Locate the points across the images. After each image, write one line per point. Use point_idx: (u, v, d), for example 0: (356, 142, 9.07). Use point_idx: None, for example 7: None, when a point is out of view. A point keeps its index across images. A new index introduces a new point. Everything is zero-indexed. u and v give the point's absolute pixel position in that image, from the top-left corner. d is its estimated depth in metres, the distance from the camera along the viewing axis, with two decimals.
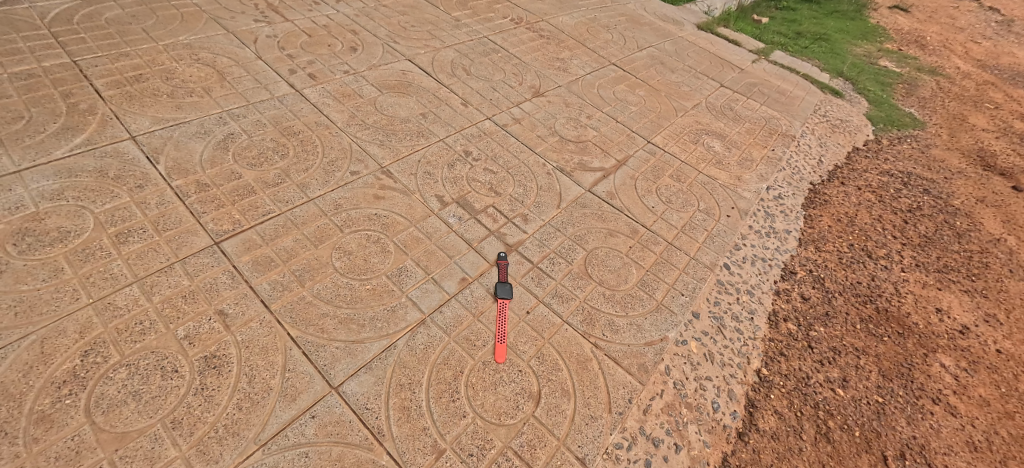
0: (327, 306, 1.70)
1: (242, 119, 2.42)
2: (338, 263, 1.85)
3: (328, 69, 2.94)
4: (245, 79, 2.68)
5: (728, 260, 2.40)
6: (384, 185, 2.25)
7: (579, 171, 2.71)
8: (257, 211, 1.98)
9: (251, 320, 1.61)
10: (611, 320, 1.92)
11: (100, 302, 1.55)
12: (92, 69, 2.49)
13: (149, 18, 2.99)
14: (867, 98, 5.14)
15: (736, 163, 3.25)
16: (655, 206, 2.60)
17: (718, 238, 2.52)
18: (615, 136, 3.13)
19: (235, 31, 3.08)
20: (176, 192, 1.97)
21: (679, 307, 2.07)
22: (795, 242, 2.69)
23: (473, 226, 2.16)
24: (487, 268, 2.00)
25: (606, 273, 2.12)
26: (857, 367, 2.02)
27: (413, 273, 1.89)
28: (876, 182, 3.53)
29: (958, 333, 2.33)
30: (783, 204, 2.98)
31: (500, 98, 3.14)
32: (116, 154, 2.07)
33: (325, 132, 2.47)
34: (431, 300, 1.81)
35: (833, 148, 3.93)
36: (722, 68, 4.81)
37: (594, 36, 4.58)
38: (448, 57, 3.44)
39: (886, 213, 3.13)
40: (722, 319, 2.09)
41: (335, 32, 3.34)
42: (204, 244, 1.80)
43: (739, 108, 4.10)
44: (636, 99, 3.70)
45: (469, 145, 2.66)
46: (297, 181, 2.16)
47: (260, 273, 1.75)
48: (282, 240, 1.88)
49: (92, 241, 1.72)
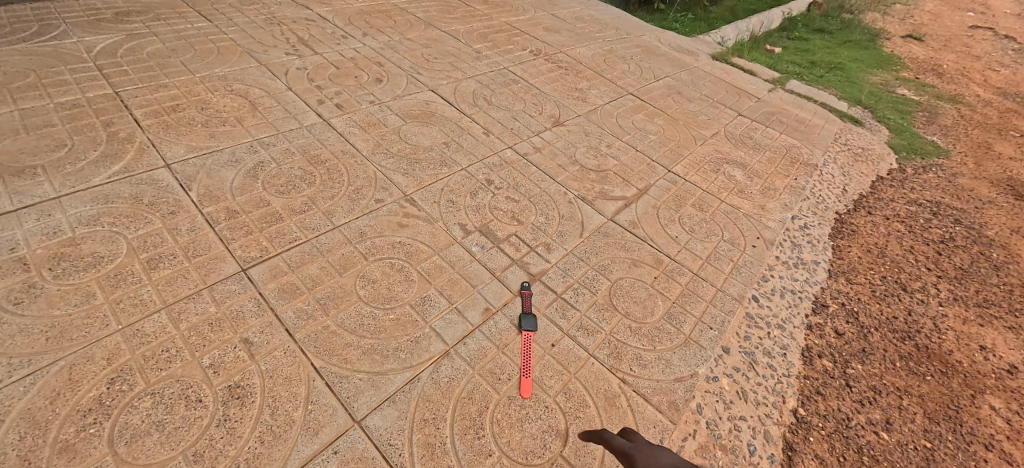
0: (351, 336, 1.68)
1: (271, 148, 2.48)
2: (361, 291, 1.84)
3: (355, 99, 3.03)
4: (275, 109, 2.77)
5: (757, 292, 2.33)
6: (408, 213, 2.26)
7: (600, 200, 2.70)
8: (284, 238, 1.99)
9: (275, 349, 1.59)
10: (638, 354, 1.86)
11: (129, 328, 1.56)
12: (133, 100, 2.60)
13: (187, 52, 3.14)
14: (887, 126, 5.11)
15: (758, 191, 3.21)
16: (678, 235, 2.57)
17: (745, 268, 2.45)
18: (636, 165, 3.13)
19: (267, 63, 3.20)
20: (207, 219, 2.01)
21: (708, 342, 1.98)
22: (824, 273, 2.62)
23: (495, 255, 2.15)
24: (511, 298, 1.97)
25: (631, 304, 2.06)
26: (901, 408, 1.92)
27: (436, 302, 1.87)
28: (904, 212, 3.45)
29: (1006, 373, 2.20)
30: (810, 234, 2.92)
31: (521, 128, 3.18)
32: (151, 181, 2.13)
33: (351, 161, 2.51)
34: (455, 331, 1.78)
35: (857, 177, 3.88)
36: (739, 97, 4.84)
37: (611, 67, 4.65)
38: (470, 88, 3.51)
39: (918, 245, 3.04)
40: (754, 354, 2.00)
41: (361, 64, 3.46)
42: (232, 270, 1.82)
43: (759, 136, 4.09)
44: (655, 128, 3.72)
45: (491, 174, 2.67)
46: (323, 208, 2.18)
47: (285, 301, 1.75)
48: (307, 268, 1.89)
49: (123, 267, 1.75)
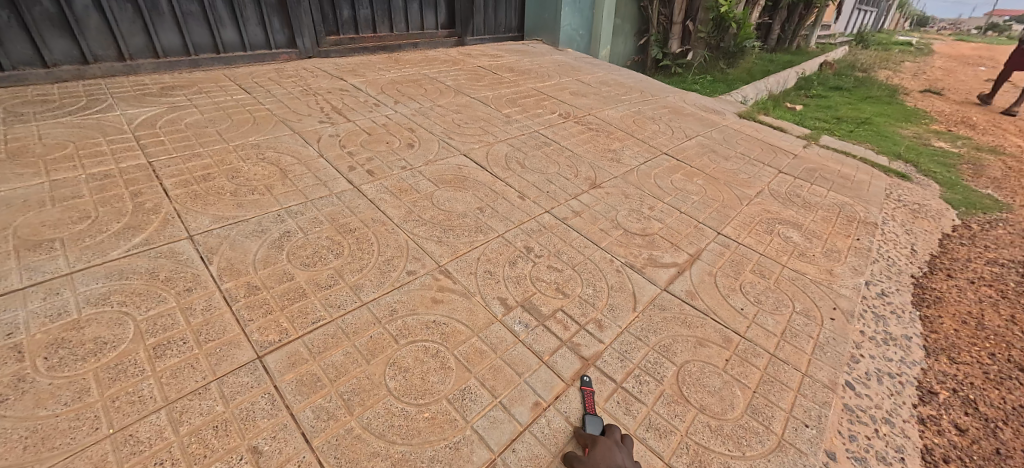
0: (379, 442, 1.40)
1: (299, 217, 2.35)
2: (391, 383, 1.58)
3: (386, 165, 2.95)
4: (306, 176, 2.69)
5: (851, 377, 1.96)
6: (442, 287, 2.04)
7: (650, 267, 2.45)
8: (306, 318, 1.78)
9: (288, 461, 1.32)
10: (726, 463, 1.51)
11: (121, 434, 1.32)
12: (165, 170, 2.55)
13: (223, 122, 3.17)
14: (937, 180, 4.82)
15: (821, 254, 2.90)
16: (744, 307, 2.26)
17: (829, 347, 2.10)
18: (683, 228, 2.90)
19: (301, 131, 3.20)
20: (225, 296, 1.83)
21: (808, 445, 1.61)
22: (922, 350, 2.23)
23: (541, 335, 1.88)
24: (563, 389, 1.67)
25: (705, 395, 1.73)
26: None
27: (478, 396, 1.59)
28: (988, 274, 3.08)
29: None
30: (891, 303, 2.56)
31: (557, 190, 3.03)
32: (170, 255, 1.98)
33: (382, 229, 2.36)
34: (502, 433, 1.49)
35: (921, 235, 3.54)
36: (776, 154, 4.67)
37: (641, 127, 4.59)
38: (502, 151, 3.43)
39: (1019, 313, 2.64)
40: (866, 461, 1.62)
41: (393, 130, 3.44)
42: (246, 358, 1.59)
43: (806, 194, 3.85)
44: (695, 187, 3.53)
45: (529, 240, 2.47)
46: (351, 282, 1.99)
47: (303, 396, 1.50)
48: (330, 354, 1.65)
49: (127, 355, 1.55)
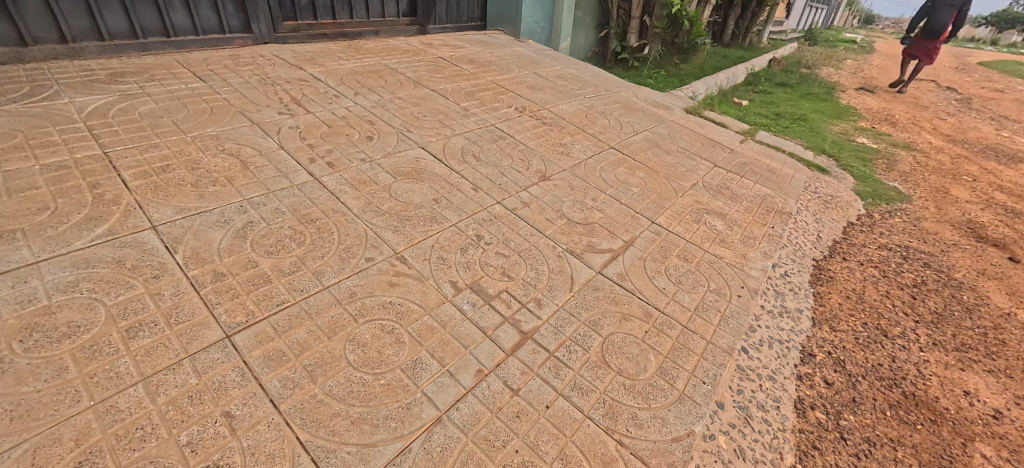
0: (340, 405, 1.63)
1: (261, 207, 2.48)
2: (351, 356, 1.80)
3: (346, 157, 3.09)
4: (266, 168, 2.80)
5: (746, 343, 2.35)
6: (398, 272, 2.26)
7: (588, 253, 2.75)
8: (271, 301, 1.96)
9: (259, 422, 1.53)
10: (634, 413, 1.83)
11: (102, 405, 1.48)
12: (122, 161, 2.60)
13: (179, 112, 3.19)
14: (852, 174, 5.40)
15: (739, 240, 3.31)
16: (665, 287, 2.61)
17: (732, 319, 2.48)
18: (621, 218, 3.22)
19: (260, 122, 3.27)
20: (192, 282, 1.97)
21: (702, 398, 1.97)
22: (809, 321, 2.66)
23: (487, 313, 2.15)
24: (503, 358, 1.95)
25: (623, 360, 2.06)
26: (897, 460, 1.92)
27: (428, 365, 1.84)
28: (876, 257, 3.60)
29: (992, 418, 2.23)
30: (791, 281, 2.99)
31: (508, 183, 3.27)
32: (135, 244, 2.09)
33: (342, 219, 2.53)
34: (447, 395, 1.74)
35: (829, 223, 4.05)
36: (713, 148, 5.09)
37: (592, 122, 4.89)
38: (458, 144, 3.63)
39: (894, 289, 3.14)
40: (748, 409, 2.00)
41: (353, 122, 3.56)
42: (215, 337, 1.76)
43: (735, 186, 4.28)
44: (637, 180, 3.87)
45: (480, 229, 2.72)
46: (313, 268, 2.17)
47: (271, 369, 1.70)
48: (295, 332, 1.85)
49: (101, 336, 1.68)
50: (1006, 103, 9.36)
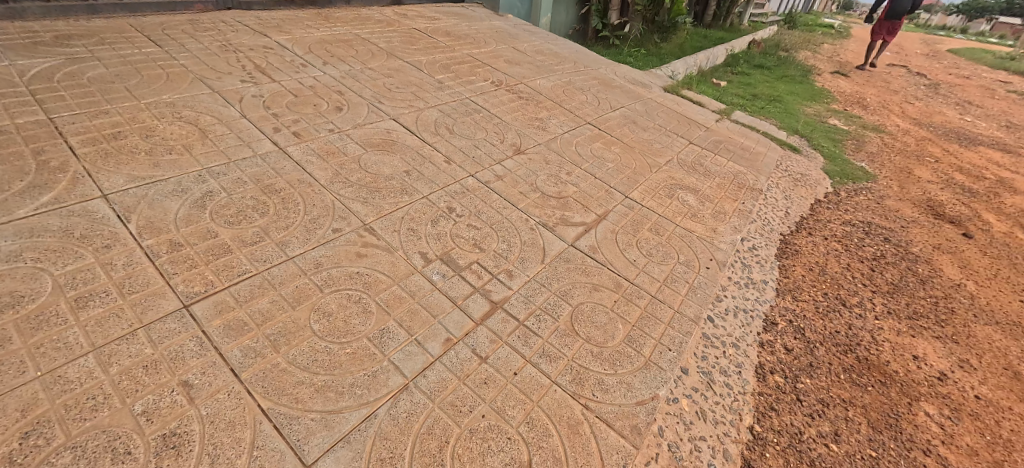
0: (304, 373, 1.61)
1: (222, 177, 2.38)
2: (316, 325, 1.77)
3: (313, 127, 2.98)
4: (228, 137, 2.68)
5: (712, 313, 2.41)
6: (366, 243, 2.22)
7: (561, 226, 2.75)
8: (232, 271, 1.90)
9: (218, 391, 1.49)
10: (601, 379, 1.87)
11: (49, 375, 1.41)
12: (68, 127, 2.44)
13: (132, 77, 3.01)
14: (822, 153, 5.53)
15: (710, 215, 3.36)
16: (636, 259, 2.64)
17: (700, 289, 2.54)
18: (595, 192, 3.22)
19: (221, 90, 3.12)
20: (147, 252, 1.89)
21: (667, 363, 2.02)
22: (773, 291, 2.75)
23: (456, 283, 2.13)
24: (472, 327, 1.94)
25: (592, 329, 2.08)
26: (848, 419, 2.02)
27: (395, 334, 1.83)
28: (840, 232, 3.72)
29: (937, 380, 2.36)
30: (757, 254, 3.07)
31: (482, 156, 3.23)
32: (84, 213, 1.98)
33: (308, 189, 2.46)
34: (415, 363, 1.74)
35: (797, 200, 4.15)
36: (689, 126, 5.12)
37: (570, 97, 4.84)
38: (432, 117, 3.55)
39: (854, 262, 3.27)
40: (710, 374, 2.06)
41: (321, 92, 3.43)
42: (172, 307, 1.70)
43: (709, 163, 4.33)
44: (612, 155, 3.87)
45: (452, 201, 2.68)
46: (277, 239, 2.11)
47: (231, 338, 1.65)
48: (257, 302, 1.80)
49: (47, 307, 1.60)
50: (971, 89, 9.67)
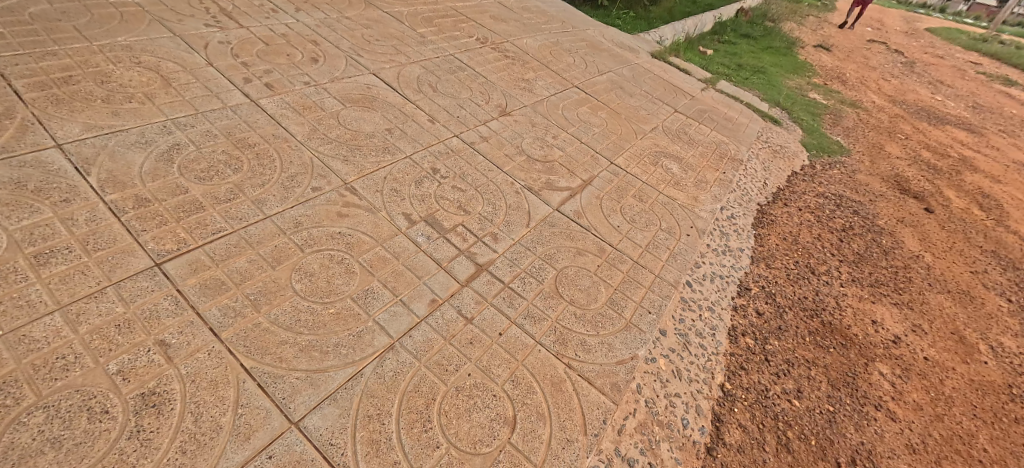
0: (287, 333, 1.58)
1: (189, 129, 2.24)
2: (297, 285, 1.73)
3: (287, 79, 2.81)
4: (193, 86, 2.50)
5: (690, 278, 2.47)
6: (348, 202, 2.15)
7: (547, 190, 2.72)
8: (205, 229, 1.82)
9: (197, 351, 1.45)
10: (583, 339, 1.91)
11: (12, 334, 1.34)
12: (11, 69, 2.22)
13: (81, 16, 2.74)
14: (801, 126, 5.61)
15: (692, 183, 3.39)
16: (619, 225, 2.65)
17: (680, 256, 2.59)
18: (580, 157, 3.19)
19: (183, 35, 2.88)
20: (111, 207, 1.78)
21: (647, 325, 2.08)
22: (748, 259, 2.83)
23: (441, 245, 2.11)
24: (458, 288, 1.94)
25: (575, 292, 2.11)
26: (810, 377, 2.14)
27: (380, 295, 1.81)
28: (813, 203, 3.83)
29: (892, 343, 2.52)
30: (736, 223, 3.13)
31: (467, 116, 3.13)
32: (37, 164, 1.84)
33: (284, 145, 2.34)
34: (400, 324, 1.73)
35: (775, 171, 4.22)
36: (675, 94, 5.08)
37: (557, 59, 4.70)
38: (414, 73, 3.39)
39: (825, 233, 3.39)
40: (687, 336, 2.14)
41: (295, 41, 3.21)
42: (143, 265, 1.63)
43: (692, 132, 4.33)
44: (599, 120, 3.82)
45: (436, 162, 2.60)
46: (252, 196, 2.02)
47: (208, 297, 1.60)
48: (234, 261, 1.74)
49: (4, 263, 1.50)
50: (943, 68, 9.90)
